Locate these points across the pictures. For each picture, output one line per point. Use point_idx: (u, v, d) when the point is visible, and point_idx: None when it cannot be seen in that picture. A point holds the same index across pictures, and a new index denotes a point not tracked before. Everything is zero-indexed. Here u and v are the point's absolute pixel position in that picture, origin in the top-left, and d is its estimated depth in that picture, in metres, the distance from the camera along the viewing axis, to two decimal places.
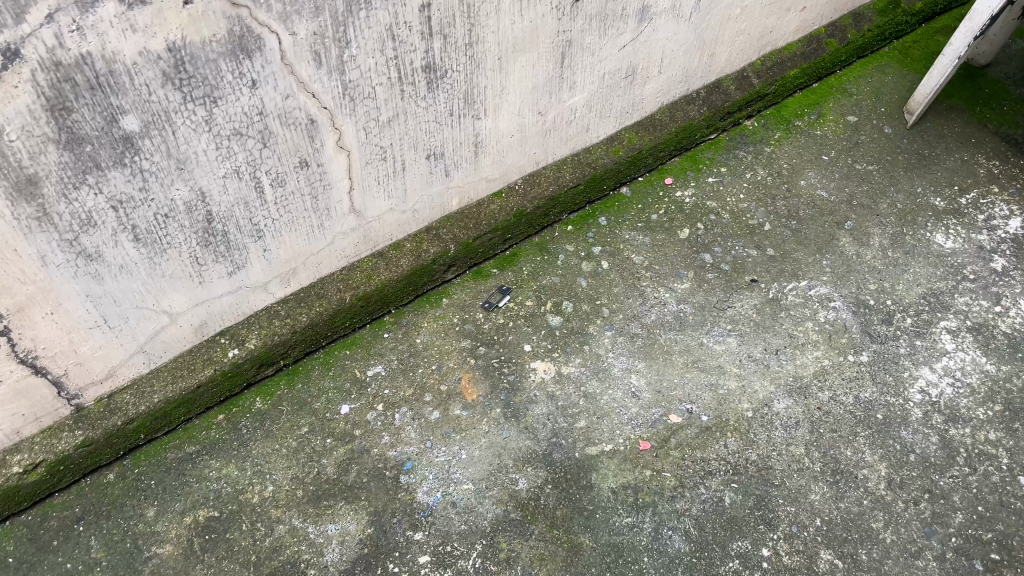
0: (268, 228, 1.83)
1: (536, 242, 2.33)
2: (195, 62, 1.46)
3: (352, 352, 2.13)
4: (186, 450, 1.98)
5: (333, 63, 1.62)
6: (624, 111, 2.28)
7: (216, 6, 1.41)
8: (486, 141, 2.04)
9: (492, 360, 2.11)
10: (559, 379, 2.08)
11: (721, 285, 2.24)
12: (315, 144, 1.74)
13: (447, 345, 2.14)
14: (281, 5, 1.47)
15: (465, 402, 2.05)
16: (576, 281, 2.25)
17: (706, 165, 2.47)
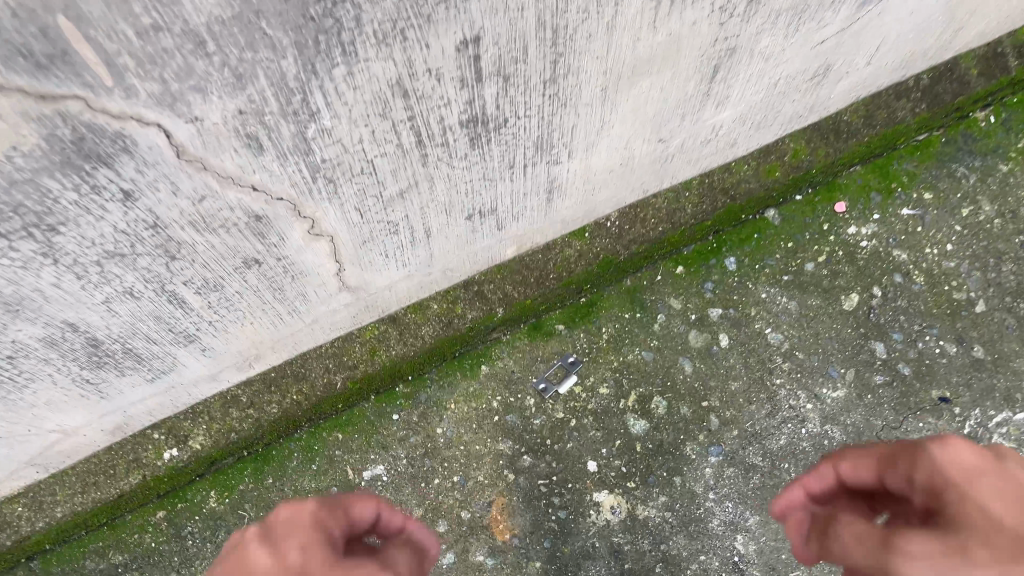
0: (205, 331, 1.16)
1: (627, 288, 1.57)
2: None
3: (344, 438, 1.49)
4: (112, 561, 1.45)
5: (287, 145, 0.86)
6: (796, 114, 1.44)
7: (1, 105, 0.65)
8: (566, 182, 1.26)
9: (537, 482, 1.48)
10: (630, 526, 1.46)
11: (893, 401, 1.51)
12: (267, 239, 1.02)
13: (478, 446, 1.49)
14: (159, 81, 0.70)
15: (492, 542, 1.45)
16: (678, 364, 1.53)
17: (903, 185, 1.62)
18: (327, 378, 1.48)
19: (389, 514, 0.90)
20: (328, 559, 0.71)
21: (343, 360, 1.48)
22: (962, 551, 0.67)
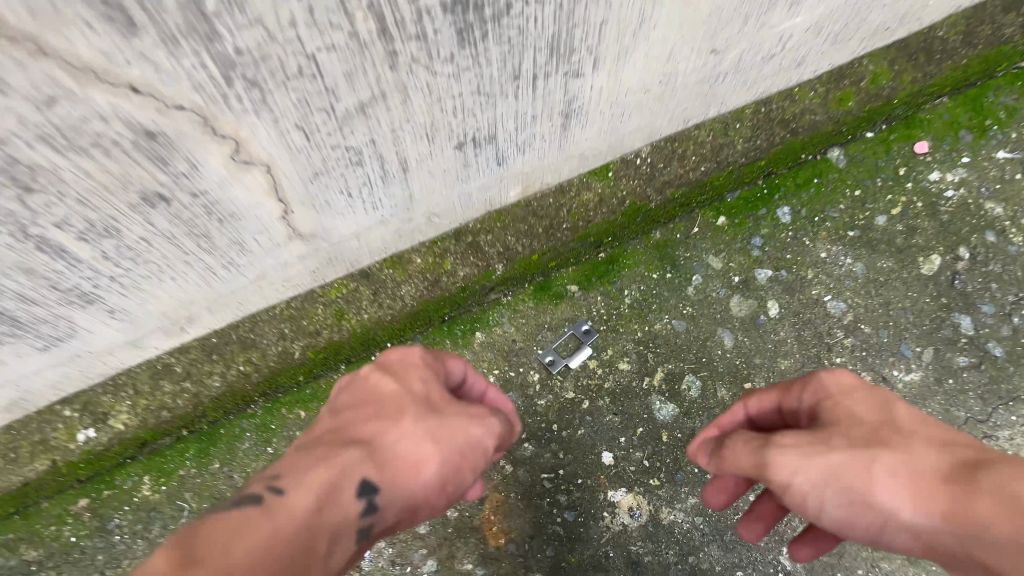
0: (106, 289, 0.88)
1: (656, 242, 1.30)
2: None
3: (308, 417, 1.24)
4: (23, 559, 1.20)
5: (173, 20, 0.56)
6: (883, 26, 1.13)
7: None
8: (587, 104, 0.96)
9: (540, 475, 1.22)
10: (652, 533, 1.19)
11: (981, 388, 1.22)
12: (173, 168, 0.73)
13: None
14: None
15: (483, 547, 1.20)
16: (715, 336, 1.26)
17: (999, 121, 1.33)
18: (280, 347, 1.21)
19: (473, 376, 1.03)
20: (442, 393, 0.91)
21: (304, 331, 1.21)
22: (824, 440, 0.77)
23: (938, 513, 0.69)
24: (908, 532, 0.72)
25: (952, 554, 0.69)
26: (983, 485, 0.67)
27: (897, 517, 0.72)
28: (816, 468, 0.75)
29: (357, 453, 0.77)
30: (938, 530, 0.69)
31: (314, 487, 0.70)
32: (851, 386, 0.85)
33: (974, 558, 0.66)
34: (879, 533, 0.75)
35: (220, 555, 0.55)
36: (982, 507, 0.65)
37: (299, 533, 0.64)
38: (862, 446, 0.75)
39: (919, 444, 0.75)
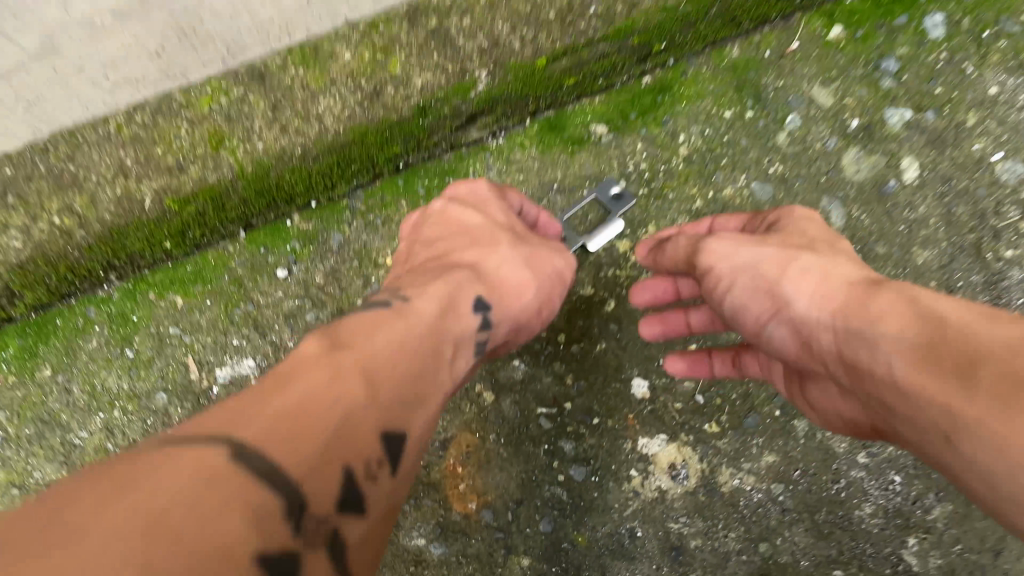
0: None
1: (733, 62, 0.84)
2: None
3: (186, 307, 0.83)
4: None
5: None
6: None
7: None
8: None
9: (535, 407, 0.80)
10: (705, 506, 0.77)
11: None
12: None
13: None
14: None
15: (443, 513, 0.79)
16: (816, 209, 0.81)
17: None
18: (128, 185, 0.81)
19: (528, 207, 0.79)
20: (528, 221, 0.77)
21: (172, 161, 0.81)
22: (759, 237, 0.65)
23: (833, 309, 0.56)
24: (794, 328, 0.60)
25: (826, 357, 0.57)
26: (894, 296, 0.53)
27: (805, 322, 0.58)
28: (738, 253, 0.63)
29: (466, 272, 0.66)
30: (832, 344, 0.55)
31: (442, 296, 0.61)
32: (818, 224, 0.67)
33: (866, 375, 0.52)
34: (764, 327, 0.63)
35: (366, 344, 0.50)
36: (884, 317, 0.51)
37: (424, 345, 0.55)
38: (791, 246, 0.62)
39: (844, 259, 0.61)
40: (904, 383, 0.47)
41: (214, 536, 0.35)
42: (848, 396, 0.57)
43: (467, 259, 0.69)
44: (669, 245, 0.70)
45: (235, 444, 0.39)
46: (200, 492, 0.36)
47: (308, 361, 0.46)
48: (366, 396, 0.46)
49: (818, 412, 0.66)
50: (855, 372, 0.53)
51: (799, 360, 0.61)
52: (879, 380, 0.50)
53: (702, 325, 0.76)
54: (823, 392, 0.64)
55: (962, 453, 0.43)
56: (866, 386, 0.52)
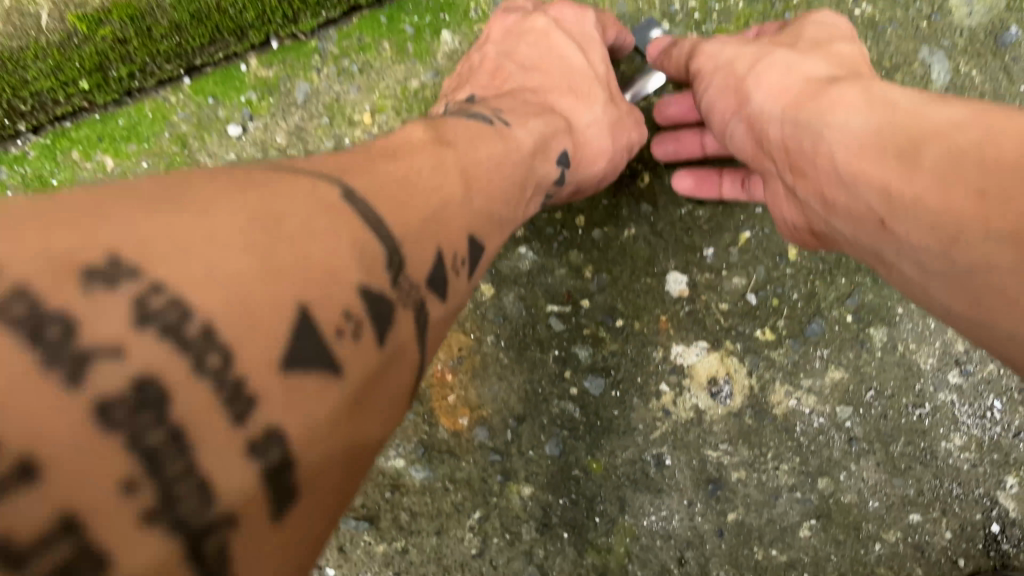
0: None
1: None
2: None
3: (116, 170, 0.67)
4: None
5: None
6: None
7: None
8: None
9: (546, 305, 0.64)
10: (751, 432, 0.62)
11: None
12: None
13: None
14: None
15: (428, 430, 0.64)
16: (913, 62, 0.63)
17: None
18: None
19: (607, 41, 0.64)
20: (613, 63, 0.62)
21: None
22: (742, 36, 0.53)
23: (787, 104, 0.45)
24: (744, 129, 0.49)
25: (773, 163, 0.46)
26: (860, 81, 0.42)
27: (754, 121, 0.47)
28: (712, 50, 0.52)
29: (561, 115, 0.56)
30: (777, 141, 0.45)
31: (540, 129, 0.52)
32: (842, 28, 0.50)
33: (807, 175, 0.42)
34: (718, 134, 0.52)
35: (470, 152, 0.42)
36: (844, 103, 0.40)
37: (519, 170, 0.46)
38: (767, 40, 0.50)
39: (847, 49, 0.48)
40: (853, 179, 0.38)
41: (331, 256, 0.26)
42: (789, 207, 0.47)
43: (557, 100, 0.58)
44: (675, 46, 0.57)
45: (345, 185, 0.30)
46: (318, 211, 0.27)
47: (408, 151, 0.38)
48: (461, 198, 0.37)
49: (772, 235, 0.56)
50: (800, 174, 0.43)
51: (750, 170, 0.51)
52: (824, 177, 0.40)
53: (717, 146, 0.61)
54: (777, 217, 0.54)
55: (900, 248, 0.36)
56: (811, 191, 0.42)
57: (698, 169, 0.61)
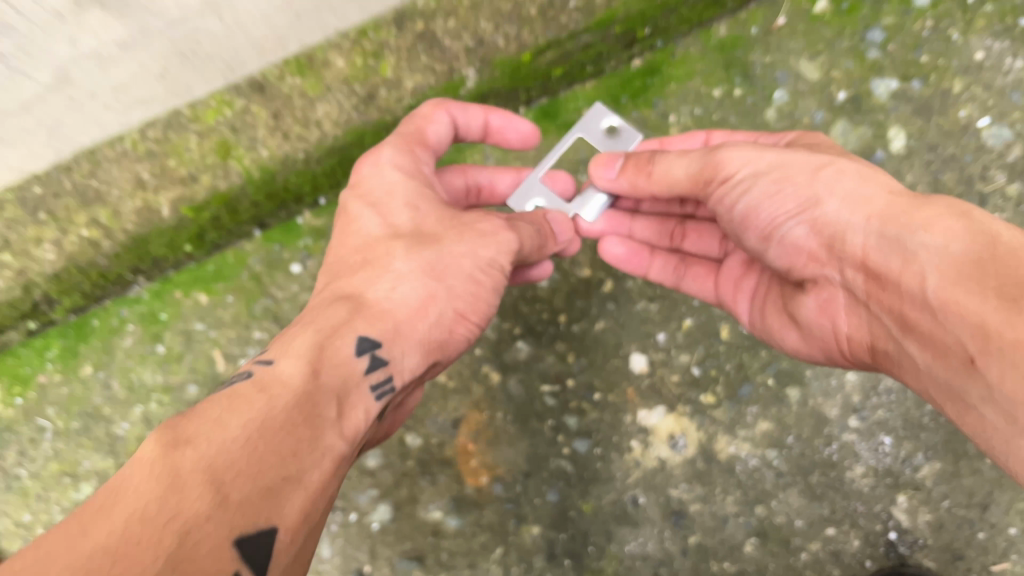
0: None
1: (720, 42, 0.85)
2: None
3: (209, 304, 0.88)
4: None
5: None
6: None
7: None
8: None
9: (540, 386, 0.84)
10: (703, 473, 0.81)
11: None
12: None
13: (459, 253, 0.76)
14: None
15: (458, 488, 0.84)
16: None
17: None
18: (148, 199, 0.76)
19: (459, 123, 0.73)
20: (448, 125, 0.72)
21: (183, 172, 0.75)
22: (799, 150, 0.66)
23: (879, 231, 0.57)
24: (809, 234, 0.64)
25: (870, 270, 0.59)
26: (935, 203, 0.55)
27: (822, 223, 0.62)
28: (754, 154, 0.66)
29: (340, 311, 0.58)
30: (851, 250, 0.60)
31: (309, 347, 0.54)
32: (876, 204, 0.59)
33: (900, 297, 0.56)
34: (772, 236, 0.67)
35: (212, 434, 0.44)
36: (929, 224, 0.54)
37: (289, 419, 0.47)
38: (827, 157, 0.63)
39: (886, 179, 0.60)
40: (916, 291, 0.54)
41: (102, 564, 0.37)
42: (837, 306, 0.65)
43: (363, 291, 0.61)
44: (673, 166, 0.69)
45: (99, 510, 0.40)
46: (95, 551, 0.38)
47: (139, 468, 0.42)
48: (210, 494, 0.41)
49: (766, 329, 0.75)
50: (871, 280, 0.59)
51: (796, 271, 0.67)
52: (893, 285, 0.56)
53: (644, 236, 0.83)
54: (790, 321, 0.71)
55: (986, 385, 0.49)
56: (878, 297, 0.59)
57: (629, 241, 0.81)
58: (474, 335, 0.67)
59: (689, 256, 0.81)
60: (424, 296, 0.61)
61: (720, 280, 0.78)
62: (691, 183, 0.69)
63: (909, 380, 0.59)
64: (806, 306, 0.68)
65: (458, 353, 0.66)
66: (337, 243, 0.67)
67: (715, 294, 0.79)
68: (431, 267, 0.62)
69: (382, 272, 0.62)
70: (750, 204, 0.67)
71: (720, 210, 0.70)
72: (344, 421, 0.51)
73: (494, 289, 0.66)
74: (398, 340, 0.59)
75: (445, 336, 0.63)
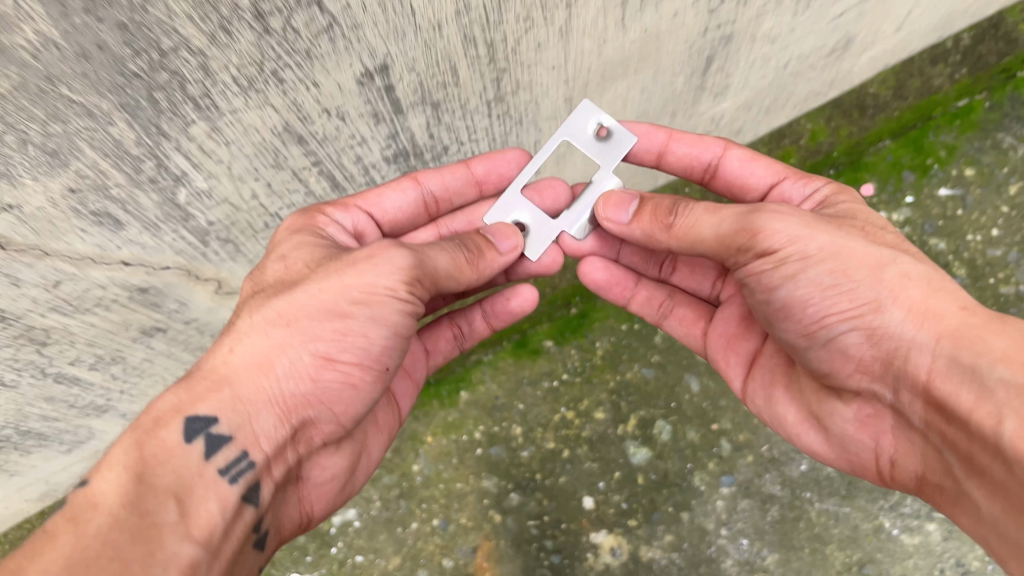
0: (118, 400, 1.00)
1: None
2: None
3: None
4: None
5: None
6: (814, 93, 1.23)
7: None
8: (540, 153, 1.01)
9: (522, 530, 1.16)
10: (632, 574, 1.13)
11: None
12: (167, 309, 0.84)
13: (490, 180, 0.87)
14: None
15: None
16: None
17: (940, 158, 1.32)
18: None
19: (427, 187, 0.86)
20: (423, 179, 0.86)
21: None
22: (867, 258, 0.68)
23: (937, 337, 0.64)
24: (861, 338, 0.69)
25: (897, 372, 0.68)
26: (1009, 335, 0.61)
27: (876, 329, 0.68)
28: (817, 238, 0.69)
29: (172, 398, 0.65)
30: (912, 371, 0.66)
31: (146, 452, 0.61)
32: (918, 296, 0.66)
33: (986, 473, 0.60)
34: (818, 332, 0.71)
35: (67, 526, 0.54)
36: (1008, 358, 0.59)
37: (131, 522, 0.55)
38: (882, 287, 0.67)
39: (958, 293, 0.67)
40: (988, 433, 0.58)
41: None
42: (881, 424, 0.73)
43: (226, 380, 0.66)
44: (680, 214, 0.75)
45: None
46: None
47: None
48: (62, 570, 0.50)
49: (769, 405, 0.84)
50: (928, 404, 0.65)
51: (839, 377, 0.73)
52: (955, 418, 0.62)
53: (627, 259, 0.97)
54: (812, 425, 0.80)
55: None
56: (941, 427, 0.64)
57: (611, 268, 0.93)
58: (337, 389, 0.70)
59: (676, 291, 0.96)
60: (265, 356, 0.68)
61: (710, 332, 0.92)
62: (718, 243, 0.73)
63: (960, 516, 0.66)
64: (842, 411, 0.75)
65: (330, 418, 0.71)
66: (214, 351, 0.69)
67: (700, 339, 0.94)
68: (282, 316, 0.69)
69: (228, 335, 0.69)
70: (816, 312, 0.70)
71: (754, 279, 0.73)
72: (190, 519, 0.59)
73: (348, 331, 0.68)
74: (237, 411, 0.66)
75: (309, 386, 0.69)
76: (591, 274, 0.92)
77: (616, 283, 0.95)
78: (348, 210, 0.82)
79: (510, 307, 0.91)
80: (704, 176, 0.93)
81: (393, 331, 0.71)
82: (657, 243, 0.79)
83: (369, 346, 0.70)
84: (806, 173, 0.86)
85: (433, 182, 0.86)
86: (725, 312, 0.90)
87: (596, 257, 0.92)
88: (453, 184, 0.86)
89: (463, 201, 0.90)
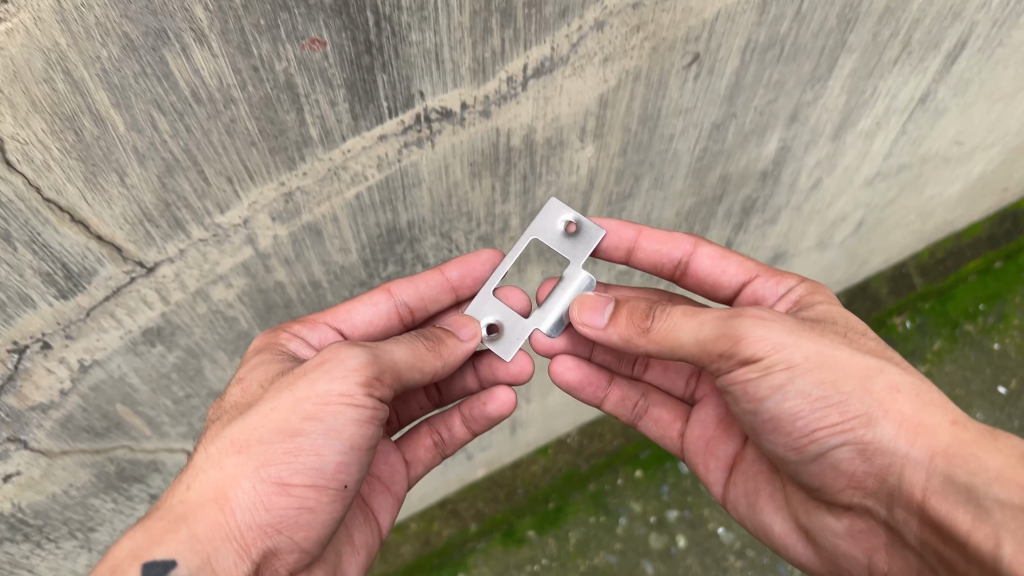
0: None
1: (592, 491, 1.55)
2: (51, 510, 0.87)
3: None
4: None
5: (128, 72, 0.50)
6: None
7: (73, 458, 0.81)
8: (530, 380, 1.36)
9: None
10: None
11: None
12: None
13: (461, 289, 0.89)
14: None
15: None
16: None
17: None
18: None
19: (398, 298, 0.87)
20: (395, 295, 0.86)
21: None
22: (844, 370, 0.68)
23: (932, 452, 0.63)
24: (851, 453, 0.68)
25: (886, 488, 0.67)
26: (1001, 452, 0.60)
27: (867, 444, 0.67)
28: (800, 350, 0.69)
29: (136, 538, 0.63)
30: (907, 487, 0.65)
31: None
32: (906, 412, 0.66)
33: None
34: (808, 446, 0.71)
35: None
36: (1001, 477, 0.58)
37: None
38: (866, 396, 0.67)
39: (948, 410, 0.65)
40: (986, 556, 0.56)
41: None
42: (872, 539, 0.73)
43: (187, 517, 0.64)
44: (658, 321, 0.75)
45: None
46: None
47: None
48: None
49: (754, 512, 0.85)
50: (921, 522, 0.64)
51: (830, 492, 0.73)
52: (952, 539, 0.60)
53: (601, 358, 0.99)
54: (801, 536, 0.80)
55: None
56: (936, 546, 0.63)
57: (584, 366, 0.93)
58: (295, 515, 0.66)
59: (650, 388, 0.98)
60: (221, 488, 0.64)
61: (688, 433, 0.93)
62: (699, 351, 0.72)
63: None
64: (832, 522, 0.75)
65: (292, 547, 0.67)
66: (182, 485, 0.66)
67: (676, 438, 0.96)
68: (237, 444, 0.66)
69: (189, 472, 0.67)
70: (800, 428, 0.70)
71: (739, 391, 0.73)
72: None
73: (300, 449, 0.65)
74: (197, 550, 0.62)
75: (264, 516, 0.64)
76: (566, 374, 0.93)
77: (589, 382, 0.96)
78: (316, 327, 0.82)
79: (486, 412, 0.91)
80: (673, 274, 0.94)
81: (352, 445, 0.67)
82: (634, 349, 0.78)
83: (325, 465, 0.66)
84: (778, 272, 0.87)
85: (405, 296, 0.86)
86: (702, 413, 0.92)
87: (568, 355, 0.93)
88: (429, 293, 0.87)
89: (440, 307, 0.90)
